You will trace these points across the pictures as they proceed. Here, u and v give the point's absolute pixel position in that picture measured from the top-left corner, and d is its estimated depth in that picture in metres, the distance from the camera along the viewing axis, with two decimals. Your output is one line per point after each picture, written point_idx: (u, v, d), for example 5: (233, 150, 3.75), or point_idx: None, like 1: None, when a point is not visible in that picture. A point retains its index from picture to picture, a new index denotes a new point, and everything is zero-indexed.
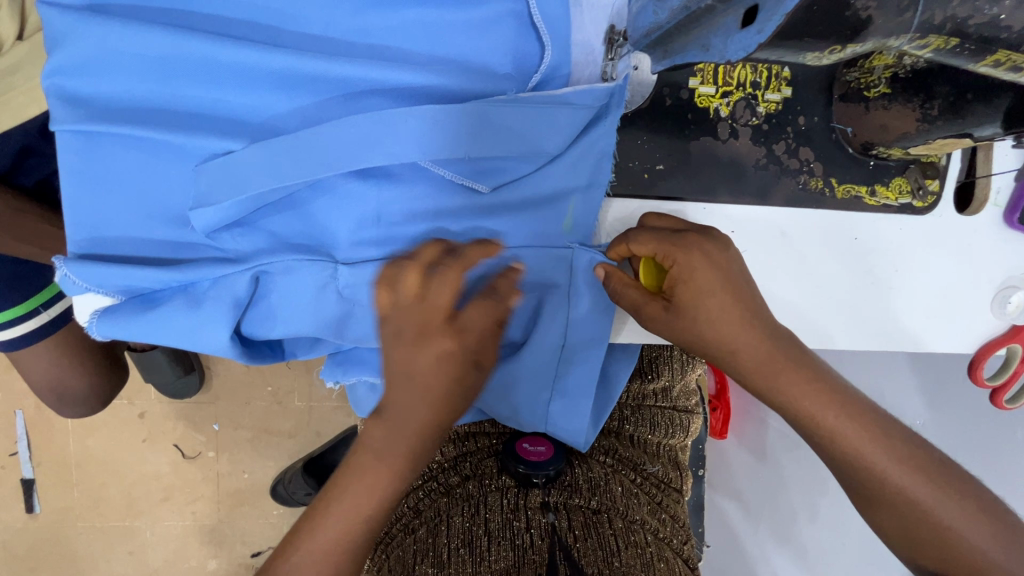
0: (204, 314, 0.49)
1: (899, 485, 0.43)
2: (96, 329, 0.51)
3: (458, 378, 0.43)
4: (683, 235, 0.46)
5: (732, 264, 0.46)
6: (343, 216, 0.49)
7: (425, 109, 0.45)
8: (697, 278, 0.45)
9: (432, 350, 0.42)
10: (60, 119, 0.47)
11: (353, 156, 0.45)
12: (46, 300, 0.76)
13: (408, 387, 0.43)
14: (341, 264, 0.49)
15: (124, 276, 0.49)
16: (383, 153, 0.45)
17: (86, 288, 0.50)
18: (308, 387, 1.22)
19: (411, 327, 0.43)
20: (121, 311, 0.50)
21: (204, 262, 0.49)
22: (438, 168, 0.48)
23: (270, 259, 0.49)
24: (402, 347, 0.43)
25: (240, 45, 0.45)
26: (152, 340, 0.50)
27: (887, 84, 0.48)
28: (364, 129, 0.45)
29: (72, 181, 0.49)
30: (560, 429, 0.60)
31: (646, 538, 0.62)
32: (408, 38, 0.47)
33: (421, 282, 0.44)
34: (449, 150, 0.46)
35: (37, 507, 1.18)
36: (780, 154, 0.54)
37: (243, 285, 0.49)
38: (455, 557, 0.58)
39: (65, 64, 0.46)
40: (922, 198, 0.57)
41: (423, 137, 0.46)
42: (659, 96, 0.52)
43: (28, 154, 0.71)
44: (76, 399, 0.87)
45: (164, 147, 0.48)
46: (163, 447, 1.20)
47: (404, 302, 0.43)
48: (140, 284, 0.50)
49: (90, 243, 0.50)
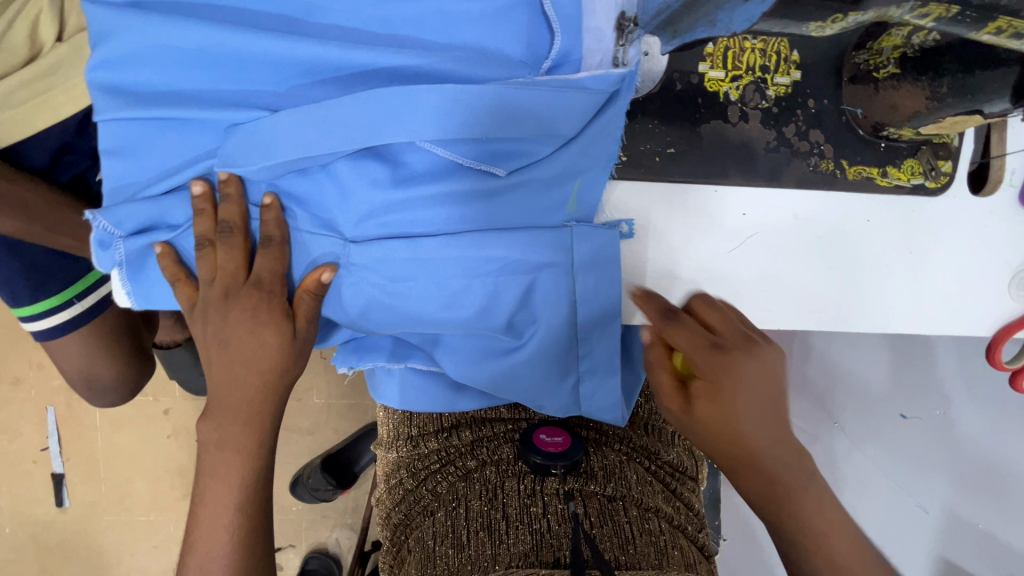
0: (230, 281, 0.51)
1: (810, 510, 0.45)
2: (121, 250, 0.52)
3: (290, 362, 0.55)
4: (669, 311, 0.50)
5: (759, 374, 0.47)
6: (349, 205, 0.51)
7: (447, 88, 0.46)
8: (722, 386, 0.46)
9: (243, 318, 0.52)
10: (101, 108, 0.49)
11: (378, 134, 0.47)
12: (80, 291, 0.80)
13: (244, 320, 0.52)
14: (350, 242, 0.52)
15: (156, 206, 0.51)
16: (407, 131, 0.47)
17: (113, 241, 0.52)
18: (327, 384, 1.24)
19: (282, 309, 0.53)
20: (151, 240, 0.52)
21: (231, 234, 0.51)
22: (450, 149, 0.49)
23: (293, 221, 0.52)
24: (221, 305, 0.52)
25: (268, 37, 0.46)
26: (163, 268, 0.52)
27: (896, 65, 0.50)
28: (386, 107, 0.47)
29: (112, 161, 0.51)
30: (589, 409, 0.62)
31: (661, 526, 0.63)
32: (427, 27, 0.48)
33: (208, 261, 0.52)
34: (466, 130, 0.48)
35: (66, 501, 1.22)
36: (790, 137, 0.55)
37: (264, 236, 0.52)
38: (475, 539, 0.61)
39: (106, 58, 0.48)
40: (935, 179, 0.57)
41: (443, 116, 0.47)
42: (669, 81, 0.54)
43: (66, 151, 0.75)
44: (105, 388, 0.90)
45: (200, 132, 0.50)
46: (188, 443, 1.23)
47: (229, 276, 0.52)
48: (173, 219, 0.52)
49: (125, 194, 0.52)
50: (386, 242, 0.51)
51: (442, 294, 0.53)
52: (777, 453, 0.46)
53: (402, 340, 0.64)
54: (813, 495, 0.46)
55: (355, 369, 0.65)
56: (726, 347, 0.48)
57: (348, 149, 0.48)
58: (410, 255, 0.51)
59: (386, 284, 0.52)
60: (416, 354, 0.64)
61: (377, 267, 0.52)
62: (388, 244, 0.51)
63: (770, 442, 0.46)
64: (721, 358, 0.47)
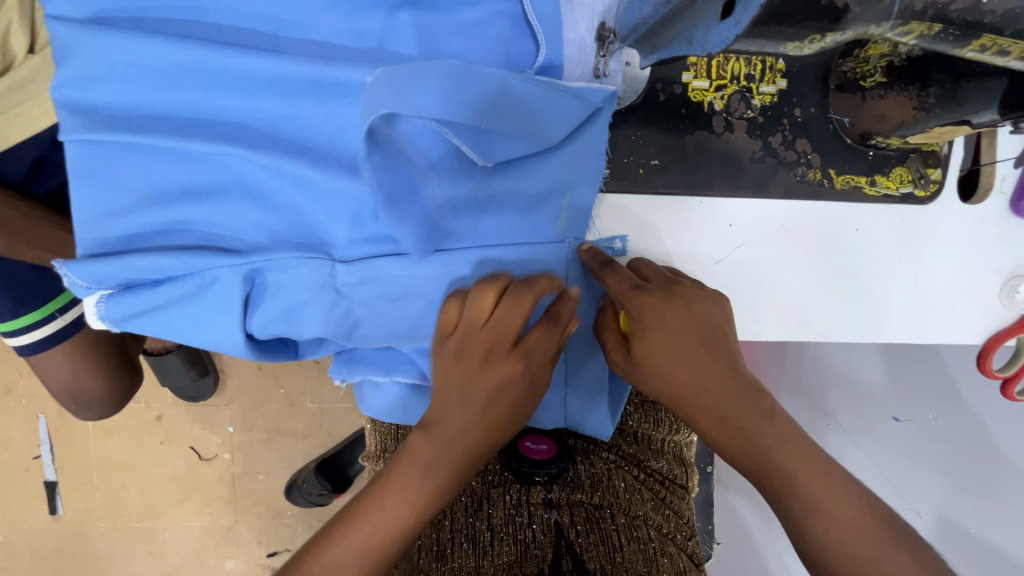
0: (216, 307, 0.49)
1: (809, 491, 0.44)
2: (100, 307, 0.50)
3: (529, 392, 0.49)
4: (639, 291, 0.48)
5: (675, 328, 0.47)
6: (334, 217, 0.48)
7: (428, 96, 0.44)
8: (646, 337, 0.48)
9: (501, 371, 0.47)
10: (67, 129, 0.47)
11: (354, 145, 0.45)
12: (61, 305, 0.79)
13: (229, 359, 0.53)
14: (340, 262, 0.48)
15: (130, 237, 0.49)
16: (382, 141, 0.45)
17: (89, 290, 0.50)
18: (320, 389, 1.24)
19: (479, 351, 0.47)
20: (127, 297, 0.50)
21: (206, 254, 0.48)
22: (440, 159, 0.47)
23: (267, 255, 0.48)
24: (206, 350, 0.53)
25: (241, 53, 0.45)
26: (146, 324, 0.50)
27: (883, 73, 0.48)
28: (367, 119, 0.45)
29: (78, 184, 0.49)
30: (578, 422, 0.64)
31: (649, 534, 0.63)
32: (404, 39, 0.47)
33: None
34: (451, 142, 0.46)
35: (59, 509, 1.21)
36: (777, 146, 0.54)
37: (234, 281, 0.48)
38: (458, 550, 0.60)
39: (71, 76, 0.47)
40: (924, 187, 0.56)
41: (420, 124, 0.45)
42: (652, 92, 0.53)
43: (42, 163, 0.73)
44: (91, 401, 0.89)
45: (170, 152, 0.48)
46: (181, 449, 1.23)
47: (473, 324, 0.47)
48: (139, 274, 0.49)
49: (92, 244, 0.50)
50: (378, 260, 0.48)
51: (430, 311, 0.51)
52: (728, 405, 0.46)
53: (388, 353, 0.63)
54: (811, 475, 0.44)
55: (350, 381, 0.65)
56: (701, 334, 0.47)
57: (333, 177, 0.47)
58: (401, 272, 0.49)
59: (376, 301, 0.50)
60: (401, 367, 0.62)
61: (368, 288, 0.49)
62: (379, 262, 0.48)
63: (759, 430, 0.45)
64: (697, 351, 0.47)
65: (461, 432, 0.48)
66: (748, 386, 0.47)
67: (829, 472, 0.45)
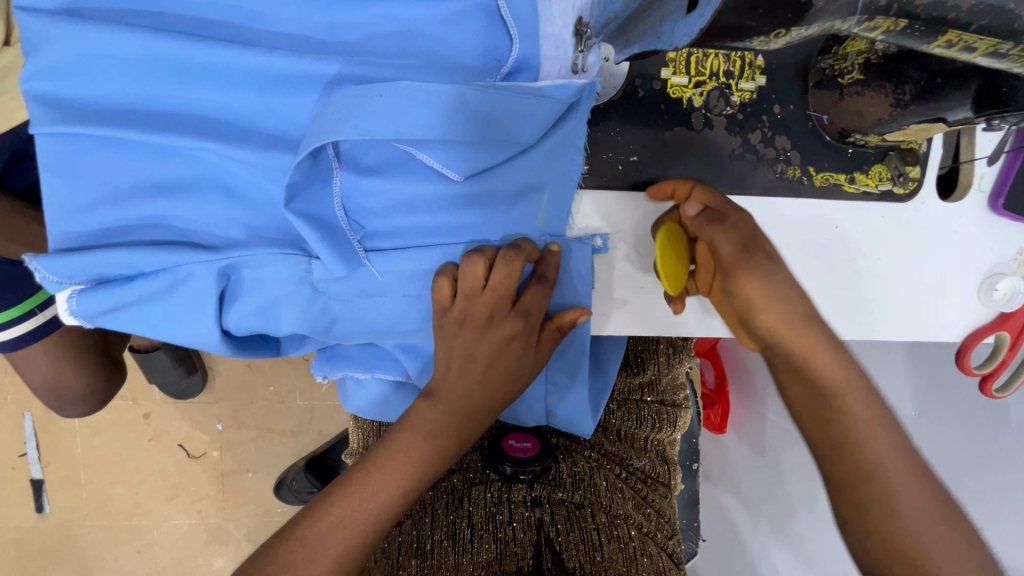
0: (191, 304, 0.49)
1: (888, 444, 0.39)
2: (72, 300, 0.50)
3: (527, 353, 0.51)
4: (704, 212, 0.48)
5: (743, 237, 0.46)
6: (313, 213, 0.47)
7: (405, 84, 0.43)
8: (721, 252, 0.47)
9: (502, 332, 0.49)
10: (37, 121, 0.47)
11: (326, 128, 0.43)
12: (41, 301, 0.78)
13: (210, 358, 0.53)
14: (317, 258, 0.48)
15: (103, 232, 0.49)
16: (355, 126, 0.43)
17: (60, 284, 0.49)
18: (309, 386, 1.23)
19: (482, 314, 0.48)
20: (101, 293, 0.49)
21: (180, 249, 0.47)
22: (419, 152, 0.47)
23: (243, 252, 0.47)
24: None
25: (213, 46, 0.45)
26: (121, 320, 0.50)
27: (860, 70, 0.48)
28: (340, 108, 0.43)
29: (49, 178, 0.48)
30: (562, 419, 0.64)
31: (630, 533, 0.63)
32: (379, 34, 0.47)
33: None
34: (427, 131, 0.45)
35: (46, 507, 1.20)
36: (756, 143, 0.54)
37: (210, 278, 0.47)
38: (438, 548, 0.59)
39: (42, 67, 0.46)
40: (903, 185, 0.56)
41: (397, 116, 0.44)
42: (631, 88, 0.53)
43: (21, 158, 0.72)
44: (74, 398, 0.88)
45: (142, 146, 0.47)
46: (169, 447, 1.22)
47: (472, 292, 0.48)
48: (113, 270, 0.48)
49: (66, 239, 0.49)
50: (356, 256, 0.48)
51: (408, 305, 0.51)
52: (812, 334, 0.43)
53: (370, 350, 0.62)
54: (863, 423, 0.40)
55: (332, 377, 0.65)
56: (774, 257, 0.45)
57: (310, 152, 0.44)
58: (380, 269, 0.49)
59: (356, 297, 0.50)
60: (383, 364, 0.62)
61: (347, 284, 0.49)
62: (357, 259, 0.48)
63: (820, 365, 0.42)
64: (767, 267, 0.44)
65: (461, 394, 0.50)
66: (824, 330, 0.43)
67: (885, 416, 0.40)
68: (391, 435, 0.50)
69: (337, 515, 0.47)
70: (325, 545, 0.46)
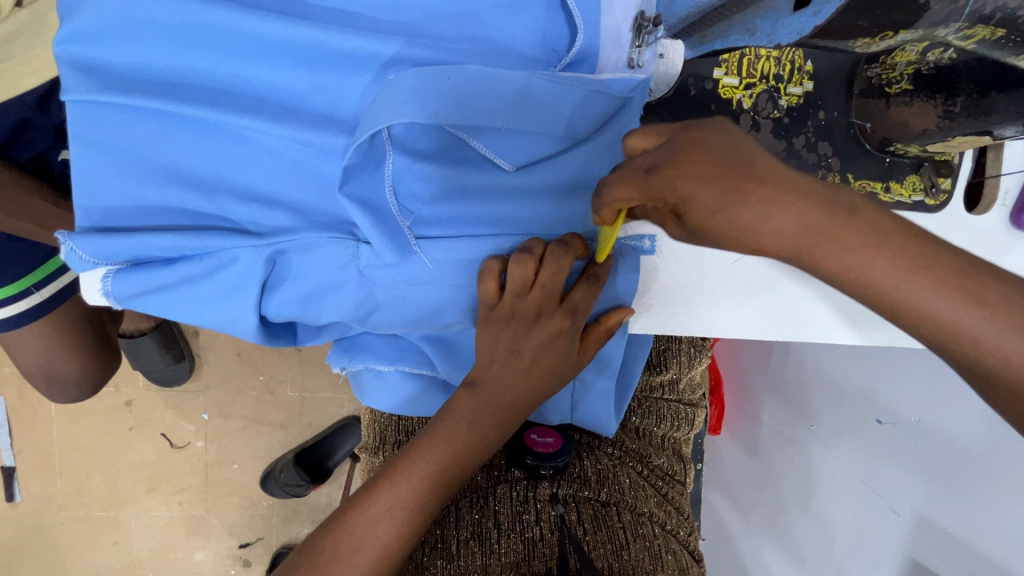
0: (232, 289, 0.47)
1: None
2: (107, 284, 0.47)
3: (572, 350, 0.51)
4: (658, 174, 0.32)
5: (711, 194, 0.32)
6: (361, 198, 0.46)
7: (467, 67, 0.43)
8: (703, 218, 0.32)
9: (550, 328, 0.50)
10: (71, 88, 0.44)
11: (384, 111, 0.42)
12: (39, 279, 0.74)
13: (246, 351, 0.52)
14: (365, 244, 0.46)
15: (142, 210, 0.47)
16: (421, 110, 0.41)
17: (93, 264, 0.47)
18: (301, 377, 1.20)
19: (530, 311, 0.49)
20: (136, 274, 0.47)
21: (222, 232, 0.46)
22: (472, 139, 0.46)
23: (291, 236, 0.46)
24: None
25: (266, 17, 0.43)
26: (158, 304, 0.48)
27: (909, 81, 0.49)
28: (398, 88, 0.42)
29: (85, 150, 0.46)
30: (585, 417, 0.66)
31: (654, 531, 0.63)
32: (438, 16, 0.45)
33: None
34: (483, 117, 0.44)
35: (17, 496, 1.15)
36: (799, 148, 0.55)
37: (255, 262, 0.46)
38: (464, 548, 0.59)
39: (78, 31, 0.44)
40: (935, 196, 0.57)
41: (465, 101, 0.43)
42: (683, 86, 0.54)
43: (25, 128, 0.68)
44: (67, 382, 0.85)
45: (183, 121, 0.45)
46: (151, 436, 1.17)
47: (521, 292, 0.48)
48: (153, 252, 0.46)
49: (103, 217, 0.47)
50: (402, 242, 0.46)
51: (452, 296, 0.50)
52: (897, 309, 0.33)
53: (394, 342, 0.61)
54: (956, 289, 0.31)
55: (349, 369, 0.63)
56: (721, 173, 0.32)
57: (369, 135, 0.42)
58: (424, 259, 0.48)
59: (401, 286, 0.48)
60: (407, 358, 0.60)
61: (392, 273, 0.48)
62: (402, 248, 0.46)
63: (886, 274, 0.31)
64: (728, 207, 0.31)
65: (506, 387, 0.50)
66: (935, 277, 0.31)
67: None
68: (435, 424, 0.51)
69: (385, 504, 0.49)
70: (374, 531, 0.48)
